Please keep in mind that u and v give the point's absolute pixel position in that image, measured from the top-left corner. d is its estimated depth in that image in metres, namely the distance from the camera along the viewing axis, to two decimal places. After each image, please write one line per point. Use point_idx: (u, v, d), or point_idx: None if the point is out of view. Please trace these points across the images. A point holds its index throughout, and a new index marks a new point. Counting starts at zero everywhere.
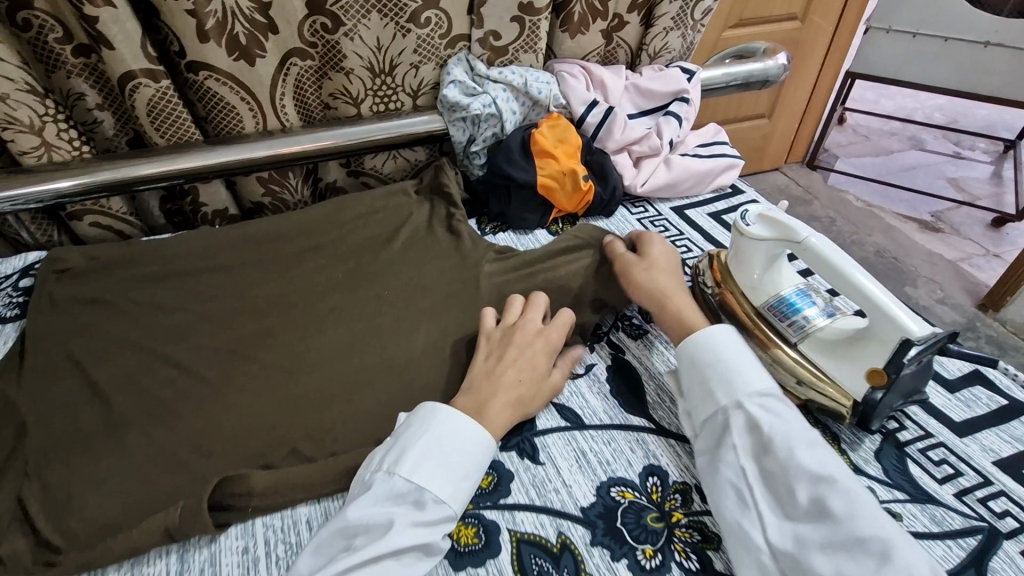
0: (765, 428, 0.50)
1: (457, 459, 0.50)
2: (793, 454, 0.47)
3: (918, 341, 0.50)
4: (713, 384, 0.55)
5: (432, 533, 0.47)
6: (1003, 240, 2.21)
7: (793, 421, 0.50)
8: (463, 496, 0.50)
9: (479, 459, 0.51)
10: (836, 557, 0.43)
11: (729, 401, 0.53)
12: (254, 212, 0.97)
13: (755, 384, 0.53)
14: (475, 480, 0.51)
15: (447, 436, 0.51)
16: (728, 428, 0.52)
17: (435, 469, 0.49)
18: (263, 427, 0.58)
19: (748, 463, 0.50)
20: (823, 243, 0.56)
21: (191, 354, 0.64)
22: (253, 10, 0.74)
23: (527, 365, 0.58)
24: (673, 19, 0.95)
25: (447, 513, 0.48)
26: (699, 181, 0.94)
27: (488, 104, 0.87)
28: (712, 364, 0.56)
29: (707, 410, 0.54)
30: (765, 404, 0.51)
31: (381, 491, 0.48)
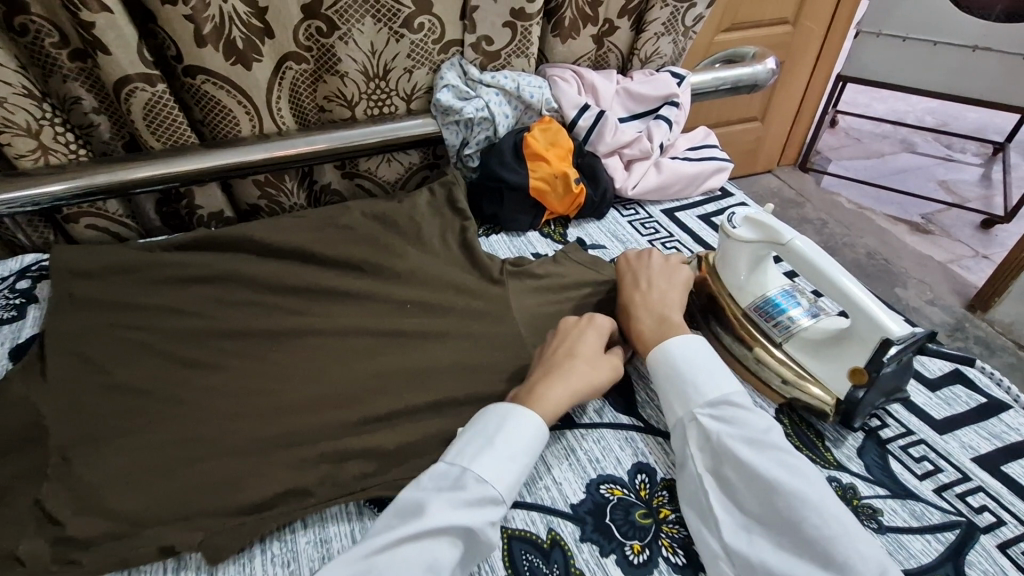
0: (716, 438, 0.51)
1: (500, 441, 0.51)
2: (740, 458, 0.48)
3: (897, 341, 0.51)
4: (670, 398, 0.56)
5: (476, 512, 0.47)
6: (992, 242, 2.24)
7: (745, 426, 0.51)
8: (509, 478, 0.50)
9: (527, 444, 0.52)
10: (789, 558, 0.44)
11: (686, 412, 0.54)
12: (250, 215, 0.98)
13: (707, 392, 0.54)
14: (518, 465, 0.50)
15: (494, 423, 0.53)
16: (685, 438, 0.53)
17: (475, 453, 0.50)
18: (262, 427, 0.59)
19: (706, 471, 0.51)
20: (807, 245, 0.57)
21: (191, 355, 0.66)
22: (249, 15, 0.75)
23: (579, 349, 0.60)
24: (665, 24, 0.96)
25: (492, 494, 0.48)
26: (690, 183, 0.95)
27: (481, 108, 0.88)
28: (668, 379, 0.57)
29: (671, 422, 0.56)
30: (716, 413, 0.52)
31: (431, 475, 0.50)
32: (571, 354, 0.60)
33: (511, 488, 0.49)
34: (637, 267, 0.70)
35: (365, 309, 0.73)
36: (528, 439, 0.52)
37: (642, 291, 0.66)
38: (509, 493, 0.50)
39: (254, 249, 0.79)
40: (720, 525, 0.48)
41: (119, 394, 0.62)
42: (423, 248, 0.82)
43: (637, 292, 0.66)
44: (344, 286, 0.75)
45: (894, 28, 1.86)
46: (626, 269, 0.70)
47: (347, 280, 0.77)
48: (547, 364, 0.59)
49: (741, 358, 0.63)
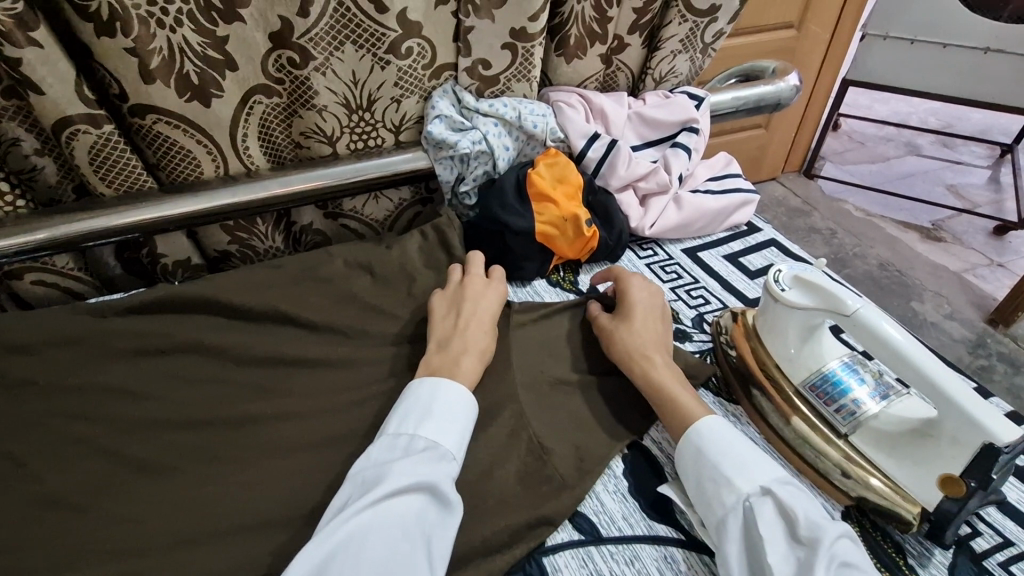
0: (800, 514, 0.45)
1: (437, 406, 0.52)
2: (831, 547, 0.43)
3: (1006, 448, 0.42)
4: (729, 469, 0.49)
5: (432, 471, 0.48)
6: (1006, 249, 2.16)
7: (821, 511, 0.46)
8: (454, 436, 0.51)
9: (462, 403, 0.53)
10: None
11: (752, 489, 0.47)
12: (219, 262, 0.87)
13: (773, 471, 0.49)
14: (463, 421, 0.52)
15: (427, 390, 0.53)
16: (754, 517, 0.46)
17: (419, 417, 0.51)
18: (229, 555, 0.49)
19: (782, 561, 0.43)
20: (876, 315, 0.48)
21: (143, 454, 0.56)
22: (206, 46, 0.65)
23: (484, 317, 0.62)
24: (682, 41, 0.87)
25: (442, 451, 0.49)
26: (713, 219, 0.85)
27: (478, 140, 0.78)
28: (727, 447, 0.50)
29: (725, 501, 0.48)
30: (791, 492, 0.47)
31: (376, 448, 0.50)
32: (477, 324, 0.61)
33: (459, 443, 0.51)
34: (644, 303, 0.63)
35: (348, 386, 0.63)
36: (465, 396, 0.54)
37: (659, 334, 0.61)
38: (459, 448, 0.51)
39: (222, 313, 0.68)
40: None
41: (57, 508, 0.52)
42: (416, 306, 0.72)
43: (651, 337, 0.60)
44: (325, 358, 0.65)
45: (903, 31, 1.76)
46: (634, 302, 0.63)
47: (329, 348, 0.67)
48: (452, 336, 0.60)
49: (794, 444, 0.53)
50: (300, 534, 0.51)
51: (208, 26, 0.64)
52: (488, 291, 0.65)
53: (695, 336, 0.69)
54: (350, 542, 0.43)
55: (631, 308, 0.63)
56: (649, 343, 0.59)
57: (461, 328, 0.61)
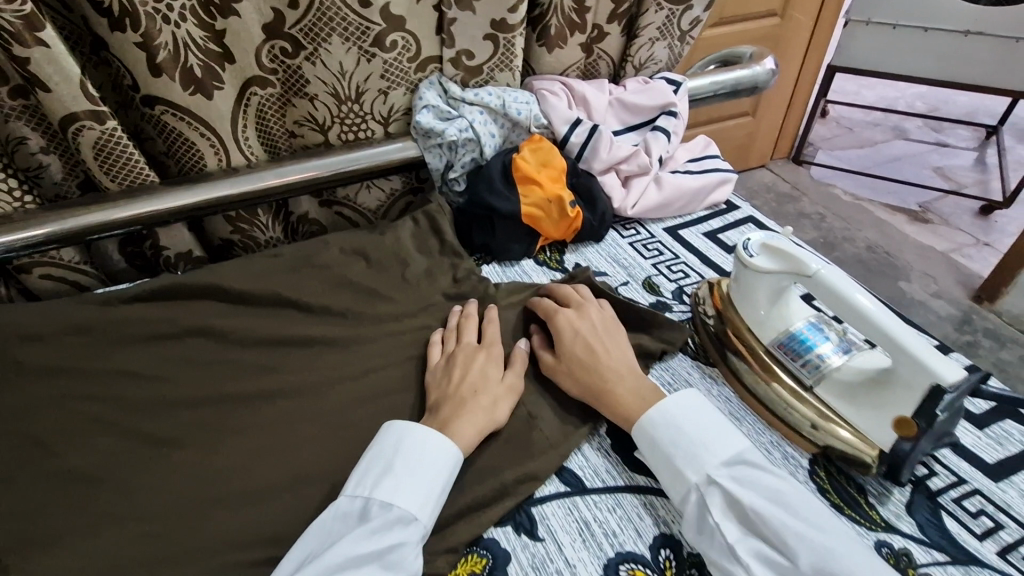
0: (745, 500, 0.46)
1: (399, 462, 0.50)
2: (776, 529, 0.44)
3: (951, 388, 0.45)
4: (678, 462, 0.50)
5: (385, 537, 0.46)
6: (992, 229, 2.19)
7: (769, 484, 0.47)
8: (415, 496, 0.48)
9: (431, 458, 0.50)
10: None
11: (701, 477, 0.49)
12: (222, 251, 0.90)
13: (721, 452, 0.50)
14: (427, 479, 0.49)
15: (392, 444, 0.52)
16: (707, 507, 0.48)
17: (380, 477, 0.49)
18: (237, 516, 0.53)
19: (741, 539, 0.46)
20: (835, 274, 0.51)
21: (156, 426, 0.60)
22: (207, 39, 0.69)
23: (478, 380, 0.58)
24: (659, 29, 0.90)
25: (398, 514, 0.47)
26: (693, 199, 0.89)
27: (465, 128, 0.81)
28: (672, 440, 0.51)
29: (681, 490, 0.50)
30: (737, 475, 0.48)
31: (335, 510, 0.48)
32: (472, 385, 0.57)
33: (420, 504, 0.48)
34: (580, 329, 0.61)
35: (346, 360, 0.67)
36: (430, 452, 0.51)
37: (613, 354, 0.59)
38: (422, 508, 0.48)
39: (223, 298, 0.72)
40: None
41: (75, 480, 0.55)
42: (409, 288, 0.75)
43: (603, 364, 0.58)
44: (323, 337, 0.68)
45: (885, 16, 1.80)
46: (575, 331, 0.61)
47: (327, 327, 0.70)
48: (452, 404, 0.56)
49: (765, 400, 0.57)
50: (304, 495, 0.55)
51: (208, 21, 0.68)
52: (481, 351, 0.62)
53: (675, 307, 0.73)
54: None
55: (572, 340, 0.60)
56: (609, 373, 0.57)
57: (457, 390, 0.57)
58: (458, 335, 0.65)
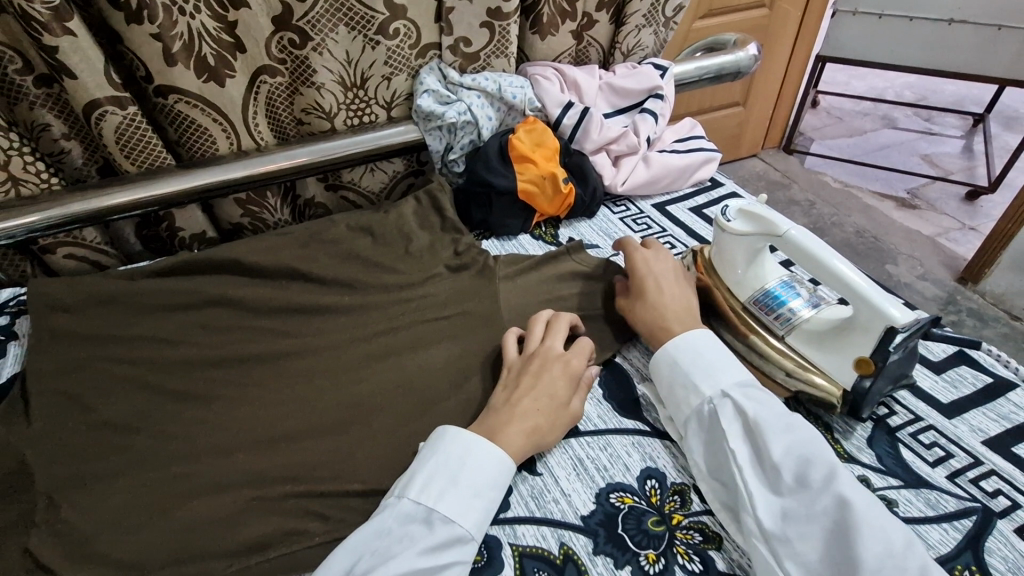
0: (751, 413, 0.51)
1: (466, 478, 0.50)
2: (775, 438, 0.49)
3: (902, 328, 0.51)
4: (695, 376, 0.56)
5: (445, 554, 0.47)
6: (977, 213, 2.25)
7: (774, 405, 0.52)
8: (474, 515, 0.49)
9: (495, 480, 0.51)
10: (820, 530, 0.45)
11: (715, 392, 0.54)
12: (233, 234, 0.95)
13: (736, 375, 0.55)
14: (488, 500, 0.50)
15: (457, 456, 0.51)
16: (716, 415, 0.53)
17: (443, 489, 0.49)
18: (261, 460, 0.58)
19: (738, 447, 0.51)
20: (803, 235, 0.57)
21: (184, 383, 0.65)
22: (219, 30, 0.74)
23: (546, 399, 0.56)
24: (645, 16, 0.95)
25: (460, 533, 0.48)
26: (679, 176, 0.94)
27: (463, 111, 0.86)
28: (693, 359, 0.57)
29: (693, 402, 0.55)
30: (749, 393, 0.53)
31: (395, 515, 0.48)
32: (538, 406, 0.56)
33: (480, 524, 0.49)
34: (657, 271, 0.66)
35: (357, 325, 0.72)
36: (494, 472, 0.51)
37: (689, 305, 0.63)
38: (477, 529, 0.49)
39: (240, 272, 0.77)
40: (754, 500, 0.48)
41: (113, 431, 0.60)
42: (414, 261, 0.80)
43: (664, 300, 0.63)
44: (335, 304, 0.73)
45: (870, 6, 1.85)
46: (647, 271, 0.66)
47: (338, 296, 0.75)
48: (513, 410, 0.56)
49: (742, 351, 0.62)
50: (322, 442, 0.60)
51: (221, 12, 0.73)
52: (558, 366, 0.59)
53: None
54: None
55: (645, 277, 0.66)
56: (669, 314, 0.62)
57: (525, 400, 0.56)
58: (544, 337, 0.63)
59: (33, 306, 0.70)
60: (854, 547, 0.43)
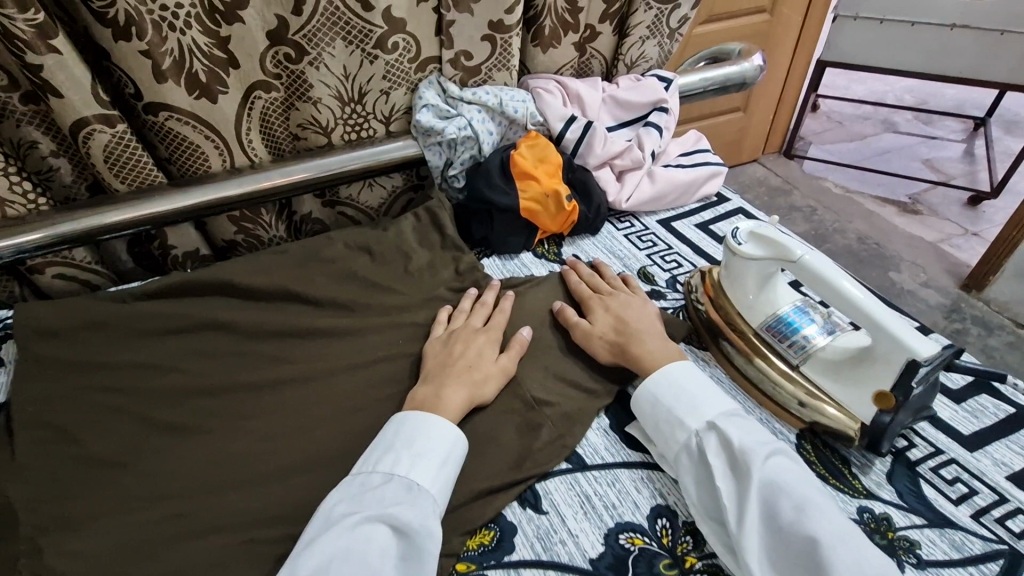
0: (738, 444, 0.51)
1: (401, 441, 0.53)
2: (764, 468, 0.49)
3: (926, 361, 0.49)
4: (679, 411, 0.55)
5: (391, 502, 0.49)
6: (980, 219, 2.23)
7: (758, 435, 0.52)
8: (419, 465, 0.51)
9: (432, 436, 0.53)
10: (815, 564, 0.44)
11: (700, 425, 0.54)
12: (227, 251, 0.92)
13: (718, 406, 0.55)
14: (430, 450, 0.52)
15: (393, 426, 0.55)
16: (703, 450, 0.52)
17: (382, 455, 0.53)
18: (256, 497, 0.56)
19: (728, 484, 0.50)
20: (818, 259, 0.54)
21: (176, 414, 0.63)
22: (211, 46, 0.71)
23: (475, 357, 0.61)
24: (649, 27, 0.94)
25: (403, 481, 0.50)
26: (685, 191, 0.92)
27: (463, 126, 0.84)
28: (675, 393, 0.56)
29: (679, 438, 0.54)
30: (733, 423, 0.53)
31: (345, 483, 0.52)
32: (468, 362, 0.60)
33: (423, 472, 0.51)
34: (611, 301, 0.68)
35: (355, 350, 0.70)
36: (430, 427, 0.54)
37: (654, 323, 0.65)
38: (423, 477, 0.51)
39: (234, 294, 0.74)
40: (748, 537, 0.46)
41: (102, 465, 0.58)
42: (413, 282, 0.78)
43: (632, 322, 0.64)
44: (333, 328, 0.71)
45: (872, 11, 1.84)
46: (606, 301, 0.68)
47: (336, 319, 0.73)
48: (444, 372, 0.60)
49: (756, 380, 0.60)
50: (318, 477, 0.58)
51: (213, 28, 0.70)
52: (482, 335, 0.65)
53: (669, 296, 0.76)
54: None
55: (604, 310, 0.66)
56: (643, 332, 0.63)
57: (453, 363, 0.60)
58: (466, 318, 0.68)
59: (20, 332, 0.67)
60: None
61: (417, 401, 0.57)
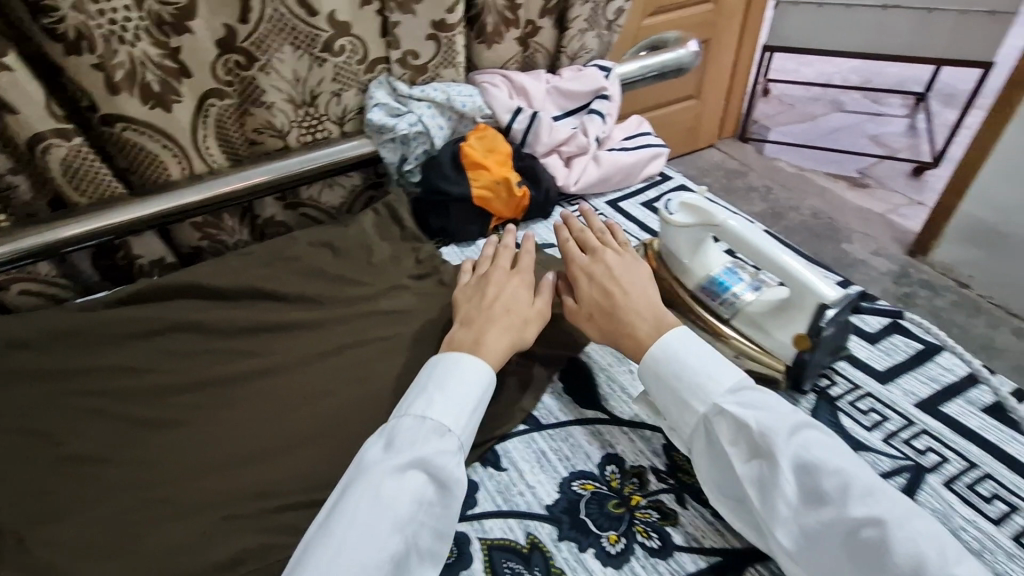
0: (751, 426, 0.50)
1: (433, 386, 0.55)
2: (784, 452, 0.48)
3: (832, 304, 0.56)
4: (686, 393, 0.54)
5: (424, 446, 0.51)
6: (924, 188, 2.34)
7: (770, 409, 0.51)
8: (448, 411, 0.53)
9: (463, 380, 0.55)
10: (845, 546, 0.46)
11: (708, 406, 0.53)
12: (193, 258, 0.95)
13: (726, 381, 0.53)
14: (460, 397, 0.54)
15: (427, 372, 0.57)
16: (715, 434, 0.52)
17: (417, 400, 0.54)
18: (233, 479, 0.59)
19: (748, 468, 0.50)
20: (740, 224, 0.60)
21: (151, 411, 0.65)
22: (162, 57, 0.73)
23: (510, 299, 0.64)
24: (586, 20, 0.99)
25: (433, 426, 0.52)
26: (630, 172, 0.97)
27: (414, 123, 0.88)
28: (679, 371, 0.55)
29: (689, 420, 0.54)
30: (743, 402, 0.52)
31: (377, 432, 0.54)
32: (505, 305, 0.64)
33: (452, 416, 0.53)
34: (600, 272, 0.65)
35: (321, 339, 0.73)
36: (462, 372, 0.56)
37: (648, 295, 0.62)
38: (454, 421, 0.53)
39: (201, 296, 0.77)
40: (775, 523, 0.48)
41: (82, 463, 0.60)
42: (375, 272, 0.82)
43: (620, 301, 0.62)
44: (299, 321, 0.75)
45: None
46: (592, 277, 0.64)
47: (302, 312, 0.76)
48: (482, 317, 0.63)
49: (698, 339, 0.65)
50: (292, 457, 0.61)
51: (163, 39, 0.72)
52: (515, 277, 0.68)
53: None
54: (340, 524, 0.47)
55: (590, 287, 0.64)
56: (633, 317, 0.60)
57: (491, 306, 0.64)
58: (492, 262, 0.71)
59: None
60: (883, 564, 0.44)
61: (455, 344, 0.61)
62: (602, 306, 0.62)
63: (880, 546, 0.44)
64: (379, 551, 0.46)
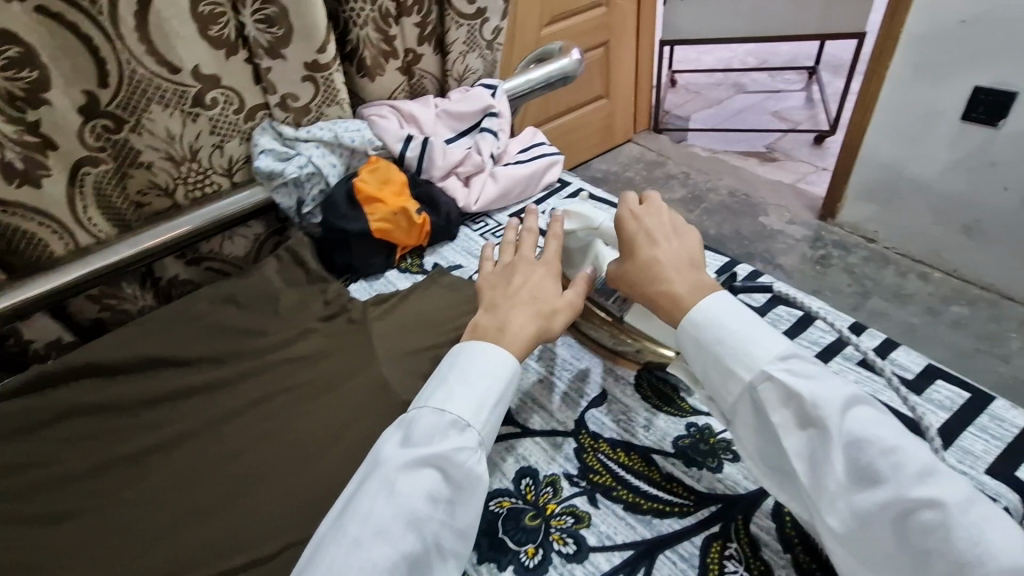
0: (804, 396, 0.47)
1: (454, 377, 0.53)
2: (840, 426, 0.45)
3: None
4: (729, 361, 0.50)
5: (442, 441, 0.49)
6: (827, 155, 2.48)
7: (822, 378, 0.48)
8: (466, 404, 0.51)
9: (486, 373, 0.53)
10: (900, 529, 0.43)
11: (755, 374, 0.49)
12: (93, 333, 0.90)
13: (775, 349, 0.50)
14: (480, 389, 0.52)
15: (450, 363, 0.54)
16: (762, 406, 0.49)
17: (439, 392, 0.52)
18: (146, 561, 0.57)
19: (797, 441, 0.47)
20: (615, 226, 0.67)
21: (51, 505, 0.62)
22: (21, 133, 0.69)
23: (536, 287, 0.60)
24: (465, 42, 1.01)
25: (452, 420, 0.50)
26: (529, 183, 1.00)
27: (304, 164, 0.88)
28: (720, 338, 0.51)
29: (734, 389, 0.50)
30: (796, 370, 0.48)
31: (395, 423, 0.52)
32: (532, 292, 0.59)
33: (472, 411, 0.51)
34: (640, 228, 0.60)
35: (231, 398, 0.71)
36: (482, 362, 0.53)
37: (684, 251, 0.58)
38: (473, 416, 0.51)
39: (94, 374, 0.72)
40: (823, 501, 0.46)
41: None
42: (282, 320, 0.80)
43: (656, 255, 0.57)
44: (206, 384, 0.72)
45: None
46: (627, 235, 0.60)
47: (208, 374, 0.74)
48: (506, 303, 0.59)
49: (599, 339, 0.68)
50: (207, 527, 0.60)
51: (18, 114, 0.69)
52: (540, 266, 0.63)
53: None
54: (354, 522, 0.45)
55: (627, 243, 0.60)
56: (669, 275, 0.56)
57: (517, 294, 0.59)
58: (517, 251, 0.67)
59: None
60: (940, 547, 0.41)
61: (480, 334, 0.56)
62: (634, 264, 0.58)
63: (940, 531, 0.41)
64: (393, 551, 0.44)
